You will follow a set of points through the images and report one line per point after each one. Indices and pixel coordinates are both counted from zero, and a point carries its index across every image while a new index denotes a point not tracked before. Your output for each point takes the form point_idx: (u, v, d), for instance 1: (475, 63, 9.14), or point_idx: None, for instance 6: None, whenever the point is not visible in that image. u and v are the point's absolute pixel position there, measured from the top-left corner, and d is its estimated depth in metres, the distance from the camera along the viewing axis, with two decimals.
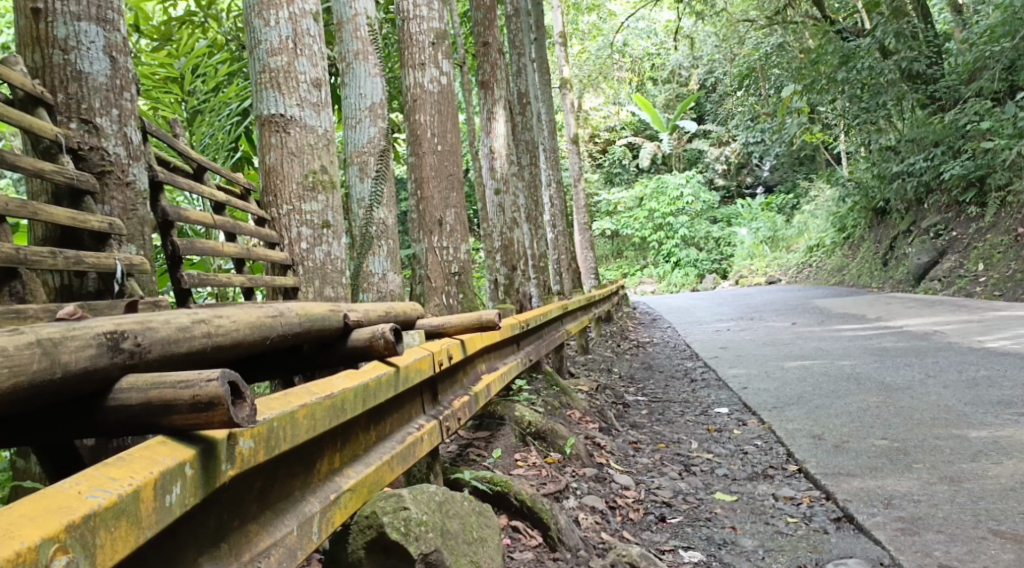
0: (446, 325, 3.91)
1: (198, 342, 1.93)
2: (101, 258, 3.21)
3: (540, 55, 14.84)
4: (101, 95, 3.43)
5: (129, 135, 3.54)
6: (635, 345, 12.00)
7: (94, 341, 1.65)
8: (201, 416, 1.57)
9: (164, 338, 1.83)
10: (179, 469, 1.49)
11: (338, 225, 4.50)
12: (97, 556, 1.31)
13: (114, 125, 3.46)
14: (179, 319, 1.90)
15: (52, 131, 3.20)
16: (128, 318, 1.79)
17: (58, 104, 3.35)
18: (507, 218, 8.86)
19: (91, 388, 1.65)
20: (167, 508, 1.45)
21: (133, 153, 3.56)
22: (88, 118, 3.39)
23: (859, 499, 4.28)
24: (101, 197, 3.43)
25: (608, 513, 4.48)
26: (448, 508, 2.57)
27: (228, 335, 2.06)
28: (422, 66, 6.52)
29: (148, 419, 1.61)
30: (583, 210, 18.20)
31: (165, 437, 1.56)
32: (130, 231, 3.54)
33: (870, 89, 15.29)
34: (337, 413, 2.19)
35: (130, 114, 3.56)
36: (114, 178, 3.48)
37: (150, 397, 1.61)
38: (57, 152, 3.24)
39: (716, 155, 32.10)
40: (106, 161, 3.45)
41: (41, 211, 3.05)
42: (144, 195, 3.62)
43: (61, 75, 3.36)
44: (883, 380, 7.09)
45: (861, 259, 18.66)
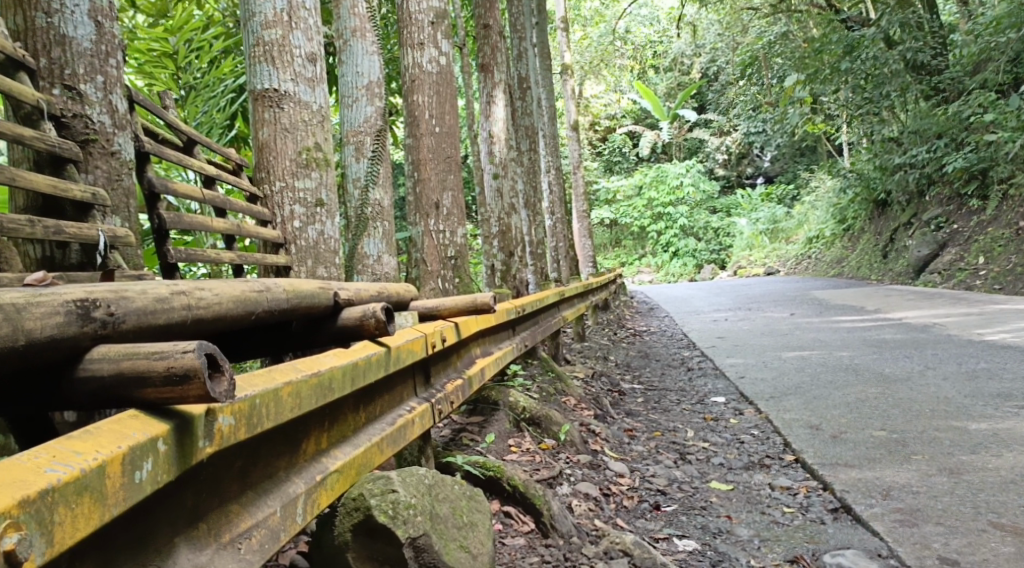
0: (440, 307, 3.87)
1: (178, 314, 1.85)
2: (82, 228, 3.15)
3: (541, 40, 14.74)
4: (86, 60, 3.36)
5: (115, 103, 3.48)
6: (632, 333, 11.95)
7: (62, 308, 1.56)
8: (176, 389, 1.49)
9: (141, 308, 1.75)
10: (151, 444, 1.43)
11: (332, 205, 4.42)
12: (53, 534, 1.24)
13: (98, 93, 3.39)
14: (156, 290, 1.82)
15: (34, 97, 3.10)
16: (101, 286, 1.71)
17: (40, 69, 3.26)
18: (505, 204, 8.78)
19: (58, 357, 1.57)
20: (137, 485, 1.38)
21: (118, 122, 3.49)
22: (72, 85, 3.32)
23: (857, 490, 4.23)
24: (85, 166, 3.35)
25: (602, 500, 4.42)
26: (438, 491, 2.51)
27: (210, 308, 1.97)
28: (421, 45, 6.41)
29: (119, 391, 1.54)
30: (582, 197, 18.11)
31: (138, 411, 1.49)
32: (115, 202, 3.47)
33: (874, 79, 15.22)
34: (324, 392, 2.12)
35: (116, 82, 3.49)
36: (98, 147, 3.39)
37: (123, 368, 1.55)
38: (40, 118, 3.16)
39: (716, 145, 31.98)
40: (90, 129, 3.37)
41: (20, 177, 2.93)
42: (130, 166, 3.56)
43: (44, 39, 3.29)
44: (882, 371, 7.05)
45: (861, 251, 18.66)
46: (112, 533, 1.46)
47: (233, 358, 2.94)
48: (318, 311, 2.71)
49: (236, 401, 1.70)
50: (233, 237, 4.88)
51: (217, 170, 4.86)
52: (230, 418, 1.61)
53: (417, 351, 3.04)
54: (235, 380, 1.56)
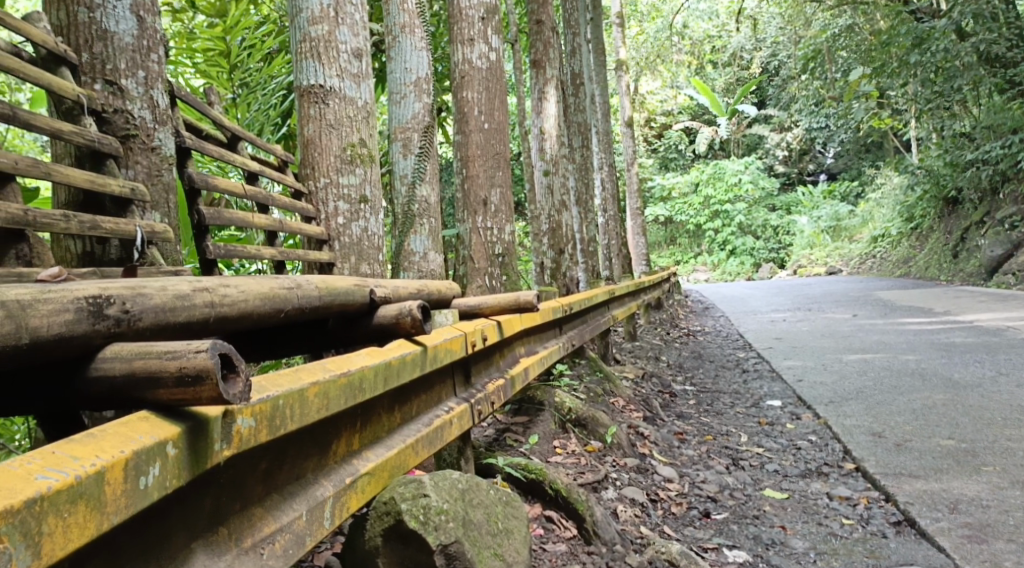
0: (483, 306, 3.85)
1: (199, 311, 1.82)
2: (119, 224, 3.25)
3: (596, 35, 14.60)
4: (127, 55, 3.44)
5: (156, 98, 3.54)
6: (686, 333, 11.74)
7: (71, 306, 1.53)
8: (188, 391, 1.45)
9: (158, 306, 1.71)
10: (159, 448, 1.39)
11: (376, 201, 4.38)
12: (41, 546, 1.20)
13: (139, 88, 3.47)
14: (177, 287, 1.78)
15: (74, 91, 3.21)
16: (119, 282, 1.69)
17: (83, 64, 3.38)
18: (556, 201, 8.70)
19: (68, 355, 1.54)
20: (142, 491, 1.34)
21: (160, 118, 3.57)
22: (113, 80, 3.41)
23: (922, 503, 4.07)
24: (126, 161, 3.47)
25: (649, 507, 4.31)
26: (472, 496, 2.44)
27: (236, 305, 1.94)
28: (471, 41, 6.34)
29: (131, 391, 1.51)
30: (636, 194, 17.90)
31: (149, 413, 1.46)
32: (155, 197, 3.58)
33: (945, 72, 14.64)
34: (354, 392, 2.07)
35: (157, 77, 3.55)
36: (139, 143, 3.51)
37: (134, 368, 1.52)
38: (80, 113, 3.26)
39: (777, 141, 31.36)
40: (131, 125, 3.48)
41: (56, 171, 3.03)
42: (171, 161, 3.66)
43: (86, 34, 3.39)
44: (950, 377, 6.78)
45: (930, 251, 18.08)
46: (120, 540, 1.42)
47: (267, 355, 2.92)
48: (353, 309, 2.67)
49: (259, 402, 1.65)
50: (275, 233, 4.90)
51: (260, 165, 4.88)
52: (249, 420, 1.58)
53: (456, 350, 2.98)
54: (251, 381, 1.52)
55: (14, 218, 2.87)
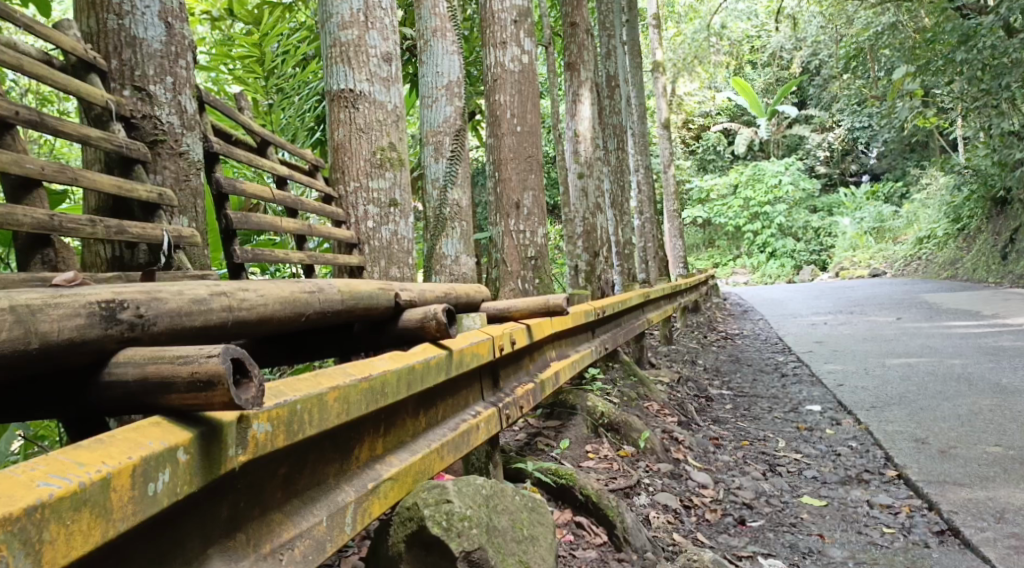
0: (512, 309, 3.84)
1: (215, 316, 1.86)
2: (146, 229, 3.29)
3: (632, 37, 14.50)
4: (156, 62, 3.51)
5: (184, 104, 3.63)
6: (724, 337, 11.59)
7: (83, 310, 1.55)
8: (200, 396, 1.46)
9: (173, 310, 1.75)
10: (170, 453, 1.39)
11: (406, 204, 4.38)
12: (42, 555, 1.20)
13: (167, 93, 3.55)
14: (193, 291, 1.82)
15: (104, 98, 3.27)
16: (133, 287, 1.71)
17: (112, 71, 3.45)
18: (590, 203, 8.65)
19: (81, 360, 1.56)
20: (149, 499, 1.34)
21: (187, 123, 3.65)
22: (142, 86, 3.48)
23: (967, 512, 3.97)
24: (154, 166, 3.54)
25: (683, 513, 4.25)
26: (497, 502, 2.41)
27: (254, 310, 1.98)
28: (503, 44, 6.31)
29: (143, 397, 1.52)
30: (673, 196, 17.74)
31: (162, 418, 1.47)
32: (182, 202, 3.66)
33: (991, 70, 14.28)
34: (375, 396, 2.05)
35: (185, 82, 3.64)
36: (167, 148, 3.58)
37: (147, 372, 1.53)
38: (109, 119, 3.34)
39: (818, 141, 30.91)
40: (159, 130, 3.55)
41: (82, 177, 3.06)
42: (199, 166, 3.72)
43: (115, 41, 3.46)
44: (998, 382, 6.60)
45: (978, 253, 17.69)
46: (132, 546, 1.42)
47: (293, 359, 2.94)
48: (378, 312, 2.68)
49: (276, 406, 1.64)
50: (304, 237, 4.92)
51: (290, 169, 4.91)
52: (265, 425, 1.58)
53: (483, 353, 2.96)
54: (265, 386, 1.53)
55: (40, 223, 2.91)
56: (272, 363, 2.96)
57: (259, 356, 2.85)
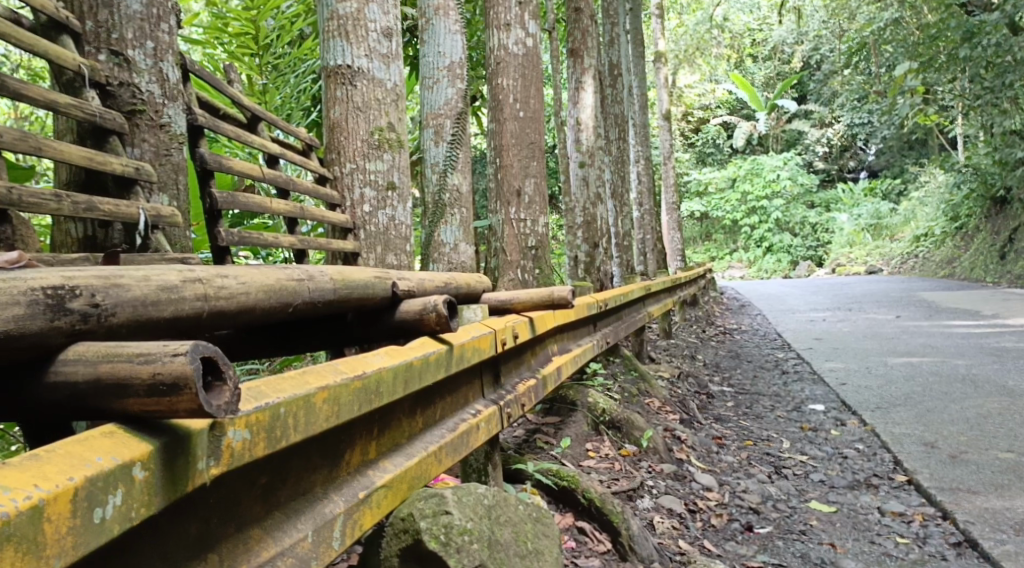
0: (514, 301, 3.64)
1: (187, 306, 1.66)
2: (120, 206, 3.12)
3: (636, 26, 14.24)
4: (134, 25, 3.38)
5: (166, 72, 3.49)
6: (722, 332, 11.41)
7: (24, 298, 1.35)
8: (161, 402, 1.27)
9: (136, 299, 1.55)
10: (123, 471, 1.21)
11: (404, 188, 4.15)
12: None
13: (147, 59, 3.41)
14: (162, 277, 1.63)
15: (75, 62, 3.09)
16: (90, 272, 1.52)
17: (86, 33, 3.30)
18: (591, 194, 8.46)
19: (23, 355, 1.36)
20: (93, 528, 1.16)
21: (169, 93, 3.50)
22: (119, 50, 3.34)
23: (985, 523, 3.80)
24: (132, 139, 3.39)
25: (687, 518, 4.06)
26: (499, 513, 2.22)
27: (234, 298, 1.79)
28: (507, 26, 6.08)
29: (95, 401, 1.34)
30: (672, 189, 17.52)
31: (117, 428, 1.28)
32: (162, 178, 3.51)
33: (995, 67, 14.15)
34: (369, 397, 1.85)
35: (167, 49, 3.50)
36: (146, 119, 3.42)
37: (100, 372, 1.34)
38: (82, 86, 3.15)
39: (817, 137, 30.72)
40: (138, 99, 3.40)
41: (50, 147, 2.88)
42: (181, 140, 3.58)
43: (90, 2, 3.32)
44: (1005, 384, 6.43)
45: (975, 251, 17.57)
46: None
47: (280, 351, 2.75)
48: (373, 302, 2.48)
49: (257, 410, 1.45)
50: (296, 220, 4.73)
51: (282, 148, 4.70)
52: (242, 432, 1.40)
53: (485, 348, 2.77)
54: (240, 390, 1.35)
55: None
56: (258, 354, 2.77)
57: (244, 348, 2.67)
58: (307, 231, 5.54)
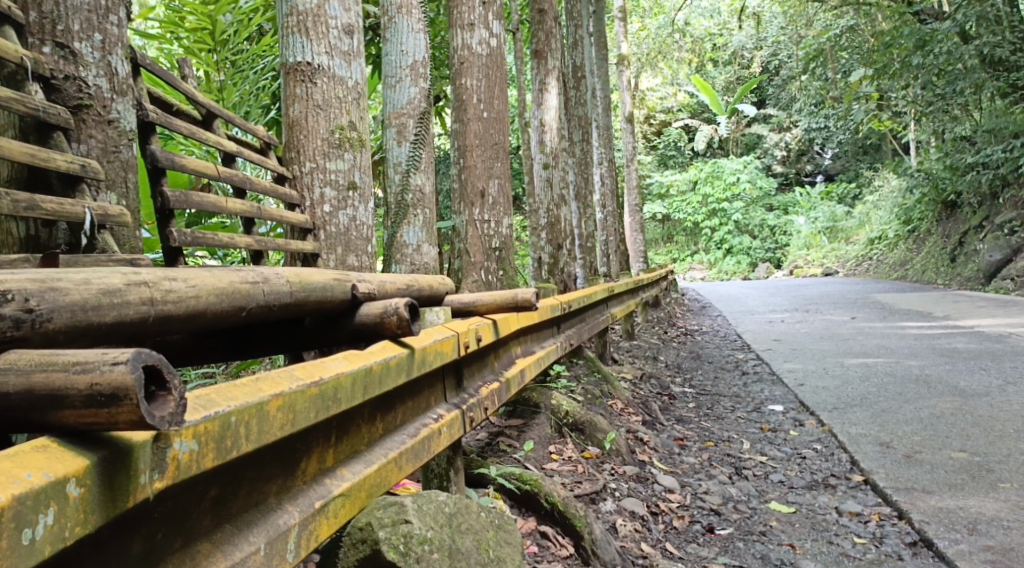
0: (478, 303, 3.60)
1: (133, 310, 1.60)
2: (64, 205, 3.02)
3: (599, 27, 14.26)
4: (81, 16, 3.27)
5: (114, 65, 3.40)
6: (683, 333, 11.48)
7: None
8: (101, 413, 1.22)
9: (75, 304, 1.49)
10: (57, 487, 1.15)
11: (365, 188, 4.09)
12: None
13: (94, 52, 3.31)
14: (105, 280, 1.56)
15: (17, 54, 2.96)
16: (25, 275, 1.45)
17: (30, 24, 3.17)
18: (555, 195, 8.41)
19: None
20: (22, 549, 1.10)
21: (117, 87, 3.42)
22: (64, 43, 3.23)
23: (938, 522, 3.84)
24: (79, 134, 3.29)
25: (650, 520, 4.05)
26: (461, 521, 2.17)
27: (184, 302, 1.72)
28: (471, 26, 6.03)
29: (28, 413, 1.27)
30: (634, 191, 17.60)
31: (51, 442, 1.22)
32: (110, 176, 3.41)
33: (946, 75, 14.50)
34: (326, 404, 1.80)
35: (115, 41, 3.41)
36: (93, 114, 3.33)
37: (33, 384, 1.28)
38: (24, 79, 3.03)
39: (776, 141, 31.13)
40: (84, 93, 3.29)
41: None
42: (130, 136, 3.50)
43: None
44: (957, 385, 6.55)
45: (927, 254, 17.95)
46: None
47: (237, 356, 2.67)
48: (331, 305, 2.42)
49: (206, 419, 1.38)
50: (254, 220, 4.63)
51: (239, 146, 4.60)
52: (189, 443, 1.34)
53: (447, 351, 2.72)
54: (186, 400, 1.30)
55: None
56: (213, 360, 2.68)
57: (199, 354, 2.58)
58: (266, 232, 5.47)
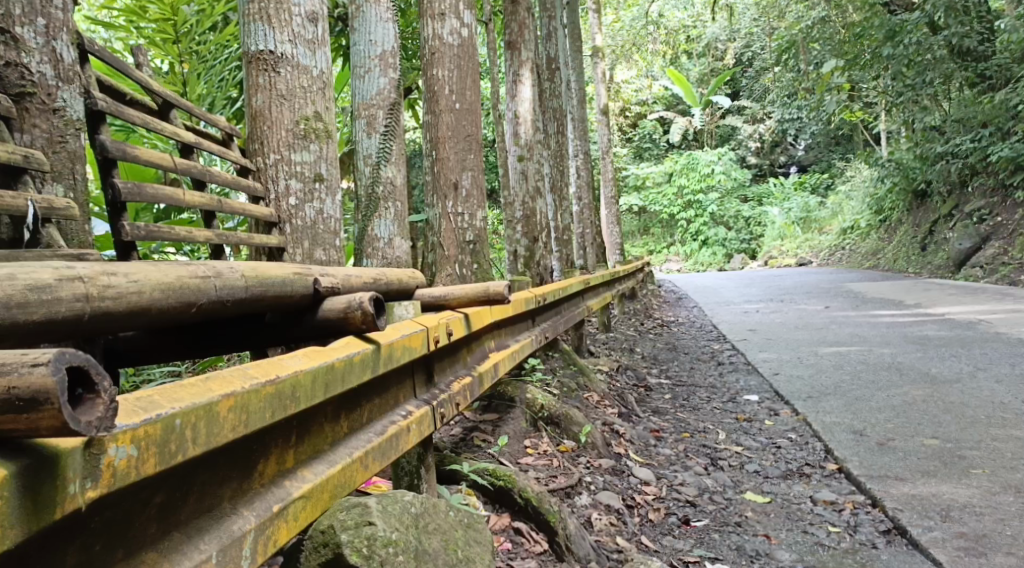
0: (450, 296, 3.52)
1: (66, 307, 1.52)
2: (7, 199, 2.90)
3: (573, 19, 14.19)
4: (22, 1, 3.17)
5: (59, 52, 3.29)
6: (659, 324, 11.47)
7: None
8: (22, 419, 1.17)
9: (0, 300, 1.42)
10: None
11: (333, 180, 3.99)
12: None
13: (37, 38, 3.21)
14: (36, 276, 1.48)
15: None
16: None
17: None
18: (530, 187, 8.34)
19: None
20: None
21: (63, 74, 3.31)
22: (4, 28, 3.12)
23: (912, 509, 3.82)
24: (21, 124, 3.19)
25: (625, 514, 3.99)
26: (427, 522, 2.09)
27: (124, 299, 1.64)
28: (441, 16, 5.93)
29: None
30: (610, 184, 17.57)
31: None
32: (57, 167, 3.30)
33: (916, 65, 14.58)
34: (283, 404, 1.74)
35: (60, 26, 3.30)
36: (37, 103, 3.22)
37: None
38: None
39: (750, 132, 31.24)
40: (27, 81, 3.19)
41: None
42: (78, 126, 3.38)
43: None
44: (928, 371, 6.58)
45: (898, 243, 18.11)
46: None
47: (194, 352, 2.60)
48: (293, 299, 2.34)
49: (146, 422, 1.32)
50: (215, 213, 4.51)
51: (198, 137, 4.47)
52: (126, 448, 1.28)
53: (417, 346, 2.66)
54: (115, 403, 1.24)
55: None
56: (168, 355, 2.61)
57: (152, 346, 2.51)
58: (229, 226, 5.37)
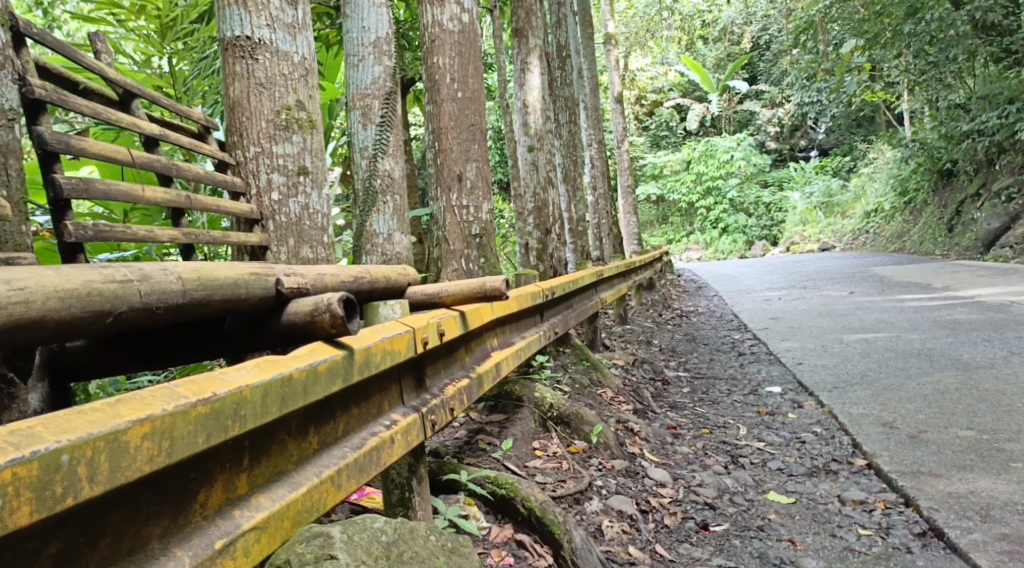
0: (443, 293, 3.27)
1: None
2: None
3: (584, 6, 13.89)
4: None
5: None
6: (678, 314, 11.18)
7: None
8: None
9: None
10: None
11: (318, 173, 3.77)
12: None
13: None
14: None
15: None
16: None
17: None
18: (541, 177, 8.07)
19: None
20: None
21: None
22: None
23: (949, 509, 3.55)
24: None
25: (639, 520, 3.75)
26: (401, 550, 1.87)
27: (15, 311, 1.69)
28: (441, 2, 5.67)
29: None
30: (627, 172, 17.24)
31: None
32: None
33: (939, 42, 14.12)
34: (220, 424, 1.59)
35: None
36: None
37: None
38: None
39: (768, 117, 30.74)
40: None
41: None
42: (11, 116, 3.18)
43: None
44: (960, 358, 6.25)
45: (924, 225, 17.68)
46: None
47: (147, 364, 2.58)
48: (250, 303, 2.22)
49: (15, 464, 1.30)
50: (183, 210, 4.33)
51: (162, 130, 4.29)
52: None
53: (400, 350, 2.41)
54: None
55: None
56: (124, 369, 2.58)
57: (106, 358, 2.51)
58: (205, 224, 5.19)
